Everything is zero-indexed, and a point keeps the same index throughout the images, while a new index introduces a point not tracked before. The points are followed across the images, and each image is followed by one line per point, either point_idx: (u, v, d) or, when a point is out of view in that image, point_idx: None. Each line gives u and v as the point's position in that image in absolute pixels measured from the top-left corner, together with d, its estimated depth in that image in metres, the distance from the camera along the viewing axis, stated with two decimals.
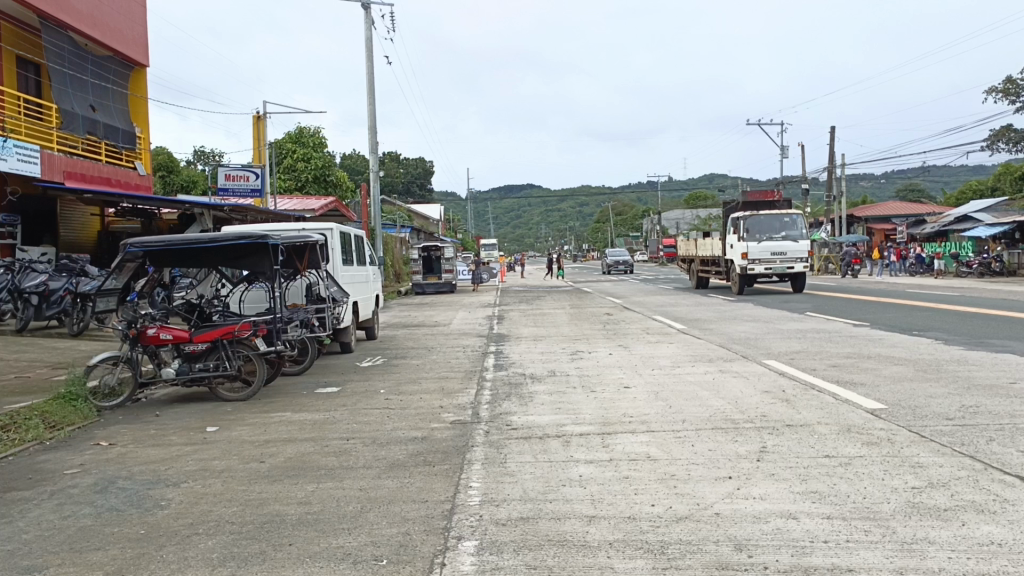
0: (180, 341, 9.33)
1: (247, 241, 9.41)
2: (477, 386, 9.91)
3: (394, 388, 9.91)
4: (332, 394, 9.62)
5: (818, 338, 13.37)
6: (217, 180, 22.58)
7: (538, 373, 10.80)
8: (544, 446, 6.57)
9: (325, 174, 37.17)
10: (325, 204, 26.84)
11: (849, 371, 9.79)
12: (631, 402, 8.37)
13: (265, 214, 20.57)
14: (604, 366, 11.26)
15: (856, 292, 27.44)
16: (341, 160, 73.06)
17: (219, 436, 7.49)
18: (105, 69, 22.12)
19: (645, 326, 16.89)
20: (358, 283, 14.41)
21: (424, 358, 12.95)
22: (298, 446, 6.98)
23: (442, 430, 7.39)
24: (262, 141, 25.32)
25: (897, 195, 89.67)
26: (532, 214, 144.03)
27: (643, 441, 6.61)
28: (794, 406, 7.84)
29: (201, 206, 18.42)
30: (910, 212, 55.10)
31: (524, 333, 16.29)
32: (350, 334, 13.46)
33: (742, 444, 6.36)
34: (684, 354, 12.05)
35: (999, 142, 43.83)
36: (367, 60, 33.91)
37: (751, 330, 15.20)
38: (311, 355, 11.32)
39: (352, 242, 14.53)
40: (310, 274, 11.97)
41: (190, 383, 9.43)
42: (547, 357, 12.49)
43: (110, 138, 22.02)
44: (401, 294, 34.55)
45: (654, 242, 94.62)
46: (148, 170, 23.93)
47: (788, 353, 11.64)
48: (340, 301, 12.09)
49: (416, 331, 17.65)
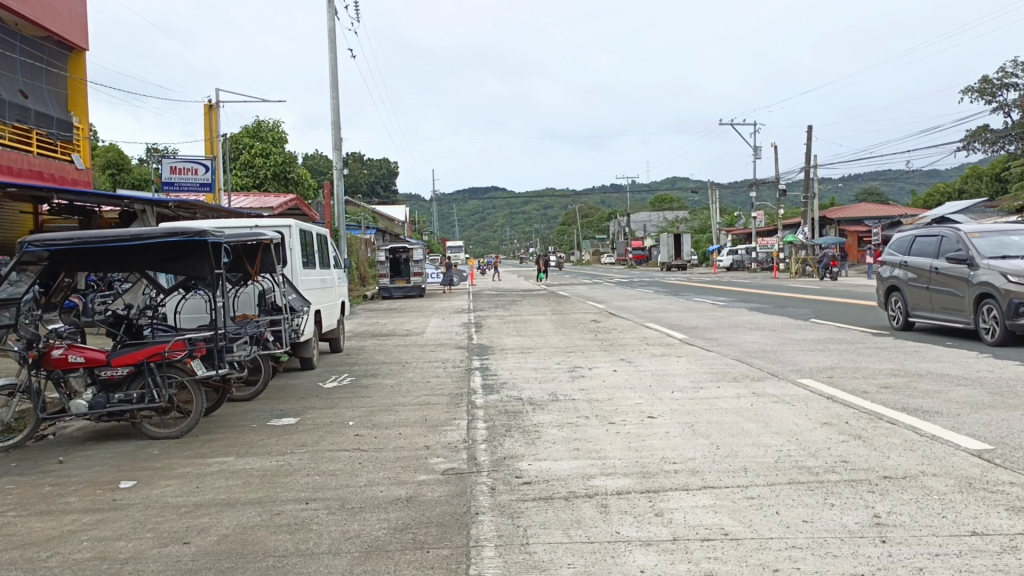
0: (95, 365, 7.37)
1: (182, 238, 7.45)
2: (469, 415, 8.13)
3: (366, 419, 8.08)
4: (288, 429, 7.75)
5: (842, 350, 11.90)
6: (161, 172, 20.32)
7: (538, 398, 9.02)
8: (577, 515, 4.84)
9: (285, 171, 35.01)
10: (286, 201, 24.82)
11: (909, 396, 8.27)
12: (667, 440, 6.70)
13: (216, 212, 18.54)
14: (613, 387, 9.57)
15: (845, 296, 26.34)
16: (303, 159, 70.53)
17: (134, 498, 5.62)
18: (37, 50, 19.79)
19: (642, 335, 15.25)
20: (320, 289, 12.54)
21: (398, 376, 11.10)
22: (237, 516, 5.12)
23: (433, 486, 5.60)
24: (215, 133, 23.11)
25: (860, 198, 90.82)
26: (497, 216, 141.61)
27: (706, 506, 4.93)
28: (877, 447, 6.26)
29: (144, 201, 16.36)
30: (883, 213, 54.63)
31: (508, 345, 14.49)
32: (311, 348, 11.65)
33: (846, 512, 4.73)
34: (701, 372, 10.39)
35: (975, 141, 44.32)
36: (331, 51, 32.06)
37: (764, 341, 13.64)
38: (265, 376, 9.47)
39: (314, 244, 12.65)
40: (263, 279, 10.10)
41: (107, 417, 7.44)
42: (543, 375, 10.75)
43: (42, 126, 19.64)
44: (366, 299, 32.40)
45: (622, 244, 93.26)
46: (87, 162, 21.71)
47: (821, 370, 10.12)
48: (299, 311, 10.24)
49: (387, 342, 15.74)
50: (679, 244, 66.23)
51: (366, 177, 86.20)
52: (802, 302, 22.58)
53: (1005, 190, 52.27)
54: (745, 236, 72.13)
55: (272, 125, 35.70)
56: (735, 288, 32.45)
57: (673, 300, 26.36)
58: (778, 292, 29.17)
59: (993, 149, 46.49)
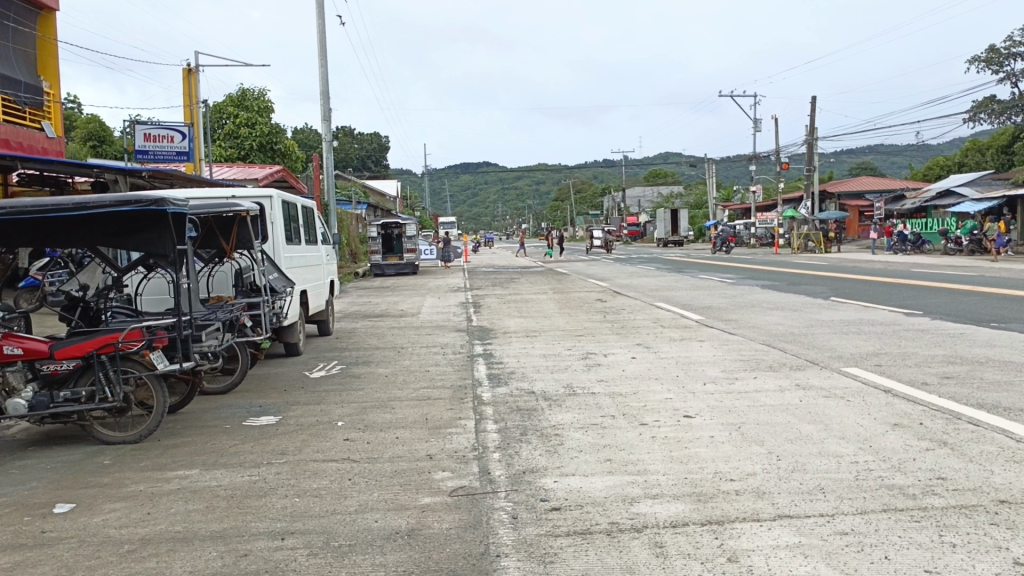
0: (35, 358, 6.17)
1: (135, 208, 6.25)
2: (476, 415, 7.05)
3: (357, 419, 6.98)
4: (266, 431, 6.67)
5: (878, 334, 10.86)
6: (134, 139, 18.95)
7: (553, 392, 7.95)
8: (628, 559, 3.78)
9: (272, 142, 33.58)
10: (271, 172, 23.50)
11: (979, 390, 7.23)
12: (714, 448, 5.64)
13: (194, 183, 17.24)
14: (636, 378, 8.50)
15: (854, 271, 25.38)
16: (292, 133, 68.83)
17: (70, 529, 4.51)
18: (3, 7, 18.34)
19: (655, 316, 14.17)
20: (306, 268, 11.39)
21: (393, 364, 10.00)
22: (194, 558, 4.02)
23: (439, 514, 4.51)
24: (195, 99, 21.67)
25: (856, 173, 89.93)
26: (490, 191, 140.07)
27: (790, 546, 3.86)
28: (973, 458, 5.20)
29: (115, 171, 15.05)
30: (885, 187, 53.61)
31: (512, 326, 13.42)
32: (296, 334, 10.58)
33: (974, 556, 3.69)
34: (732, 359, 9.36)
35: (981, 112, 43.32)
36: (319, 16, 30.57)
37: (789, 322, 12.59)
38: (242, 367, 8.37)
39: (300, 218, 11.46)
40: (240, 257, 8.94)
41: (51, 420, 6.26)
42: (555, 362, 9.68)
43: (9, 90, 18.25)
44: (358, 277, 31.17)
45: (616, 220, 92.02)
46: (59, 131, 20.35)
47: (865, 357, 9.06)
48: (280, 294, 9.11)
49: (379, 324, 14.64)
50: (675, 219, 65.08)
51: (357, 151, 84.56)
52: (815, 278, 21.54)
53: (1011, 164, 51.20)
54: (743, 212, 71.06)
55: (259, 93, 34.17)
56: (739, 264, 31.42)
57: (677, 277, 25.25)
58: (784, 267, 28.15)
59: (999, 120, 45.36)
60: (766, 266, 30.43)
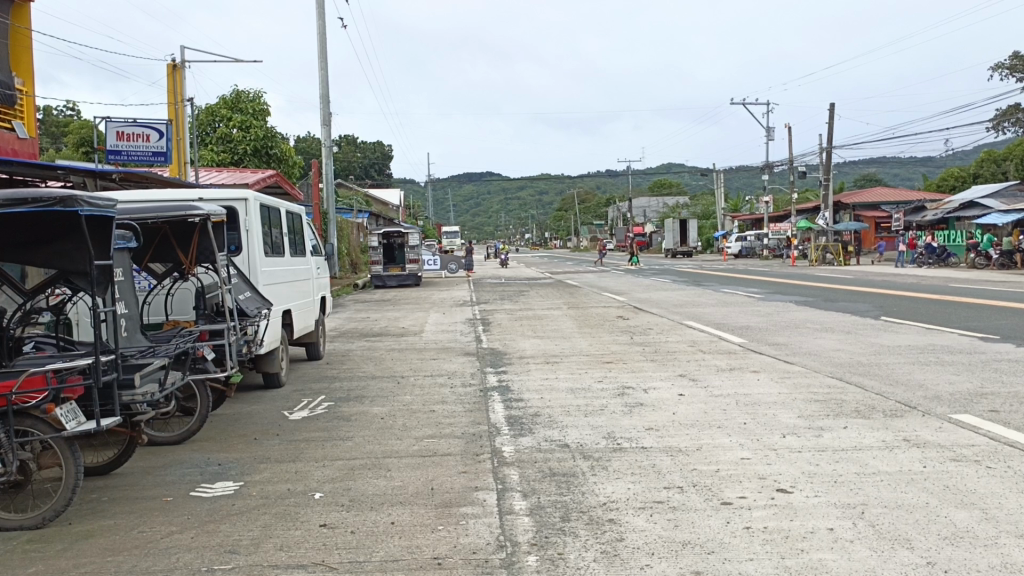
0: None
1: (33, 209, 4.61)
2: (499, 482, 5.36)
3: (342, 488, 5.29)
4: (219, 508, 4.98)
5: (967, 365, 9.14)
6: (106, 138, 17.29)
7: (592, 445, 6.25)
8: None
9: (267, 147, 32.01)
10: (263, 176, 21.91)
11: None
12: (847, 554, 3.94)
13: (173, 185, 15.53)
14: (693, 426, 6.79)
15: (884, 286, 23.68)
16: (293, 141, 67.31)
17: None
18: None
19: (690, 338, 12.49)
20: (290, 285, 9.70)
21: (392, 401, 8.29)
22: None
23: None
24: (180, 96, 20.03)
25: (861, 184, 89.48)
26: (493, 201, 138.72)
27: None
28: None
29: (81, 173, 13.35)
30: (902, 198, 52.03)
31: (528, 350, 11.73)
32: (276, 362, 8.91)
33: None
34: (803, 398, 7.70)
35: (1006, 120, 41.80)
36: (318, 15, 29.12)
37: (850, 348, 10.88)
38: (203, 412, 6.66)
39: (285, 226, 9.79)
40: (201, 273, 7.26)
41: None
42: (587, 400, 7.99)
43: None
44: (356, 289, 29.50)
45: (621, 231, 90.44)
46: (31, 130, 18.69)
47: (972, 399, 7.37)
48: (251, 318, 7.40)
49: (377, 346, 12.91)
50: (685, 231, 63.46)
51: (359, 160, 83.08)
52: (853, 294, 19.82)
53: None
54: (753, 222, 69.47)
55: (256, 94, 32.54)
56: (757, 277, 29.85)
57: (700, 291, 23.61)
58: (807, 281, 26.47)
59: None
60: (789, 278, 28.72)
